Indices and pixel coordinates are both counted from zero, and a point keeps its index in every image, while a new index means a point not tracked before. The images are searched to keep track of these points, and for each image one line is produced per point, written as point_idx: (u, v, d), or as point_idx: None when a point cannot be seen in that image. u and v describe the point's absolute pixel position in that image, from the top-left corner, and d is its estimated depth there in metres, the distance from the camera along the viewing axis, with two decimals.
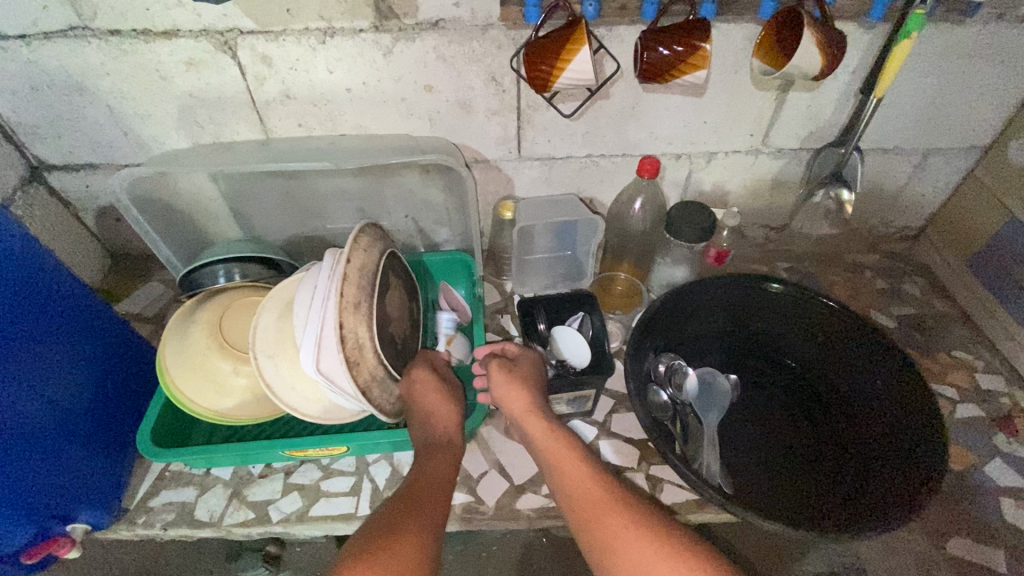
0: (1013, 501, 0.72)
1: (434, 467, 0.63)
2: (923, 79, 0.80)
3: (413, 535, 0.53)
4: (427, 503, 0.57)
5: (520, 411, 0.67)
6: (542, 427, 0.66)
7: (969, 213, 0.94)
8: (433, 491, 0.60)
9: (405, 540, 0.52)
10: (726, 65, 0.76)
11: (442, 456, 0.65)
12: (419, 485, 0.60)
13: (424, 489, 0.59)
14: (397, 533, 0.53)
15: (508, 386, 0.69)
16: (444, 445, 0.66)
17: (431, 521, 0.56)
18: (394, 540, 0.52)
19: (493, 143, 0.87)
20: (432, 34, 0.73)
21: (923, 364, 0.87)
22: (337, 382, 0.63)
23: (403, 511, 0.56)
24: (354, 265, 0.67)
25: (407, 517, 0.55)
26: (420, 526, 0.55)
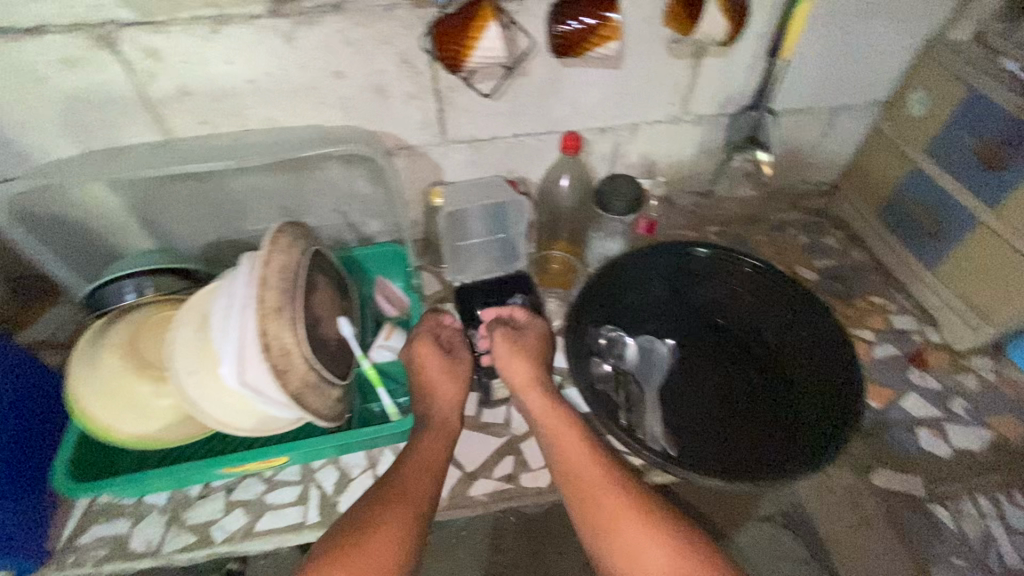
0: (927, 431, 0.78)
1: (430, 452, 0.63)
2: (826, 38, 0.83)
3: (400, 518, 0.55)
4: (420, 488, 0.59)
5: (520, 383, 0.69)
6: (540, 402, 0.68)
7: (874, 164, 0.99)
8: (428, 473, 0.61)
9: (393, 524, 0.55)
10: (640, 35, 0.76)
11: (439, 436, 0.66)
12: (417, 467, 0.61)
13: (421, 471, 0.61)
14: (388, 517, 0.55)
15: (512, 358, 0.71)
16: (445, 428, 0.67)
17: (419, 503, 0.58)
18: (384, 524, 0.55)
19: (415, 128, 0.84)
20: (334, 17, 0.69)
21: (844, 312, 0.92)
22: (266, 393, 0.60)
23: (393, 495, 0.58)
24: (273, 268, 0.64)
25: (397, 499, 0.57)
26: (409, 508, 0.57)
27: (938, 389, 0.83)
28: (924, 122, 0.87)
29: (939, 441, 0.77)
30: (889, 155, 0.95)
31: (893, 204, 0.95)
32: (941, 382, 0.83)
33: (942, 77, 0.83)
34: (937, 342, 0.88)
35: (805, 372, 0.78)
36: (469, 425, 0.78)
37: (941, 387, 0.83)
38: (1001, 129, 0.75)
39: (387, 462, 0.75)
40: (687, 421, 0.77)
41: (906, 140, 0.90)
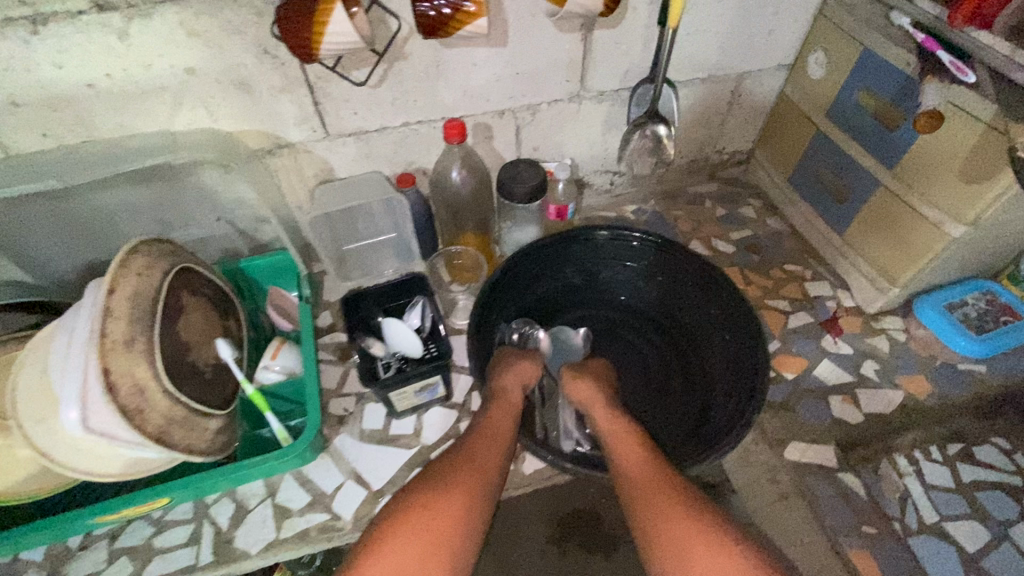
0: (840, 397, 0.78)
1: (495, 428, 0.62)
2: (720, 3, 0.79)
3: (456, 499, 0.54)
4: (478, 468, 0.57)
5: (591, 398, 0.68)
6: (606, 415, 0.65)
7: (783, 129, 0.97)
8: (496, 451, 0.60)
9: (447, 503, 0.53)
10: (521, 8, 0.71)
11: (510, 411, 0.65)
12: (484, 444, 0.60)
13: (485, 449, 0.60)
14: (440, 497, 0.53)
15: (583, 380, 0.70)
16: (510, 402, 0.65)
17: (476, 481, 0.56)
18: (437, 504, 0.53)
19: (292, 124, 0.77)
20: (172, 7, 0.61)
21: (760, 283, 0.91)
22: (120, 435, 0.54)
23: (450, 474, 0.56)
24: (121, 295, 0.57)
25: (455, 478, 0.56)
26: (467, 487, 0.55)
27: (851, 354, 0.83)
28: (824, 84, 0.86)
29: (851, 407, 0.77)
30: (795, 120, 0.93)
31: (802, 169, 0.94)
32: (853, 347, 0.84)
33: (838, 36, 0.81)
34: (850, 305, 0.88)
35: (716, 349, 0.77)
36: (375, 439, 0.74)
37: (854, 351, 0.83)
38: (894, 88, 0.74)
39: (288, 488, 0.70)
40: None
41: (810, 103, 0.89)
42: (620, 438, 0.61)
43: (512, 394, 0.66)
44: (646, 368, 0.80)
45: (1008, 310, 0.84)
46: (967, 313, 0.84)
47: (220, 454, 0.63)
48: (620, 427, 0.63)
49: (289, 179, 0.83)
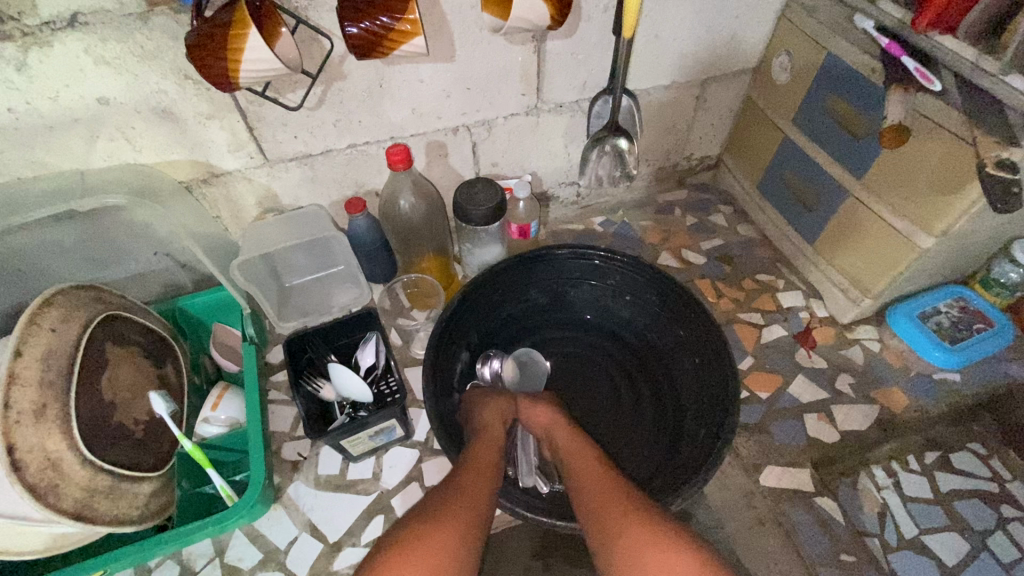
0: (815, 415, 0.76)
1: (483, 460, 0.58)
2: (679, 7, 0.75)
3: (444, 535, 0.48)
4: (467, 502, 0.52)
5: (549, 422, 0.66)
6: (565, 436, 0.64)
7: (750, 134, 0.94)
8: (484, 484, 0.55)
9: (434, 540, 0.47)
10: (466, 21, 0.66)
11: (495, 444, 0.61)
12: (471, 478, 0.55)
13: (473, 483, 0.55)
14: (424, 534, 0.48)
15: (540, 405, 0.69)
16: (493, 435, 0.63)
17: (467, 518, 0.50)
18: (423, 543, 0.47)
19: (227, 152, 0.71)
20: (74, 34, 0.55)
21: (732, 295, 0.89)
22: (34, 515, 0.50)
23: (439, 510, 0.51)
24: (31, 356, 0.52)
25: (443, 513, 0.50)
26: (455, 522, 0.49)
27: (825, 367, 0.81)
28: (789, 88, 0.83)
29: (826, 425, 0.75)
30: (762, 124, 0.90)
31: (771, 175, 0.92)
32: (828, 360, 0.81)
33: (801, 39, 0.78)
34: (824, 315, 0.86)
35: (686, 372, 0.74)
36: (332, 486, 0.69)
37: (829, 365, 0.81)
38: (859, 94, 0.71)
39: (237, 545, 0.65)
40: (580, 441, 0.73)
41: (777, 108, 0.86)
42: (580, 455, 0.60)
43: (496, 427, 0.64)
44: (616, 392, 0.77)
45: (981, 316, 0.83)
46: (941, 322, 0.83)
47: (157, 518, 0.59)
48: (579, 445, 0.61)
49: (229, 209, 0.78)
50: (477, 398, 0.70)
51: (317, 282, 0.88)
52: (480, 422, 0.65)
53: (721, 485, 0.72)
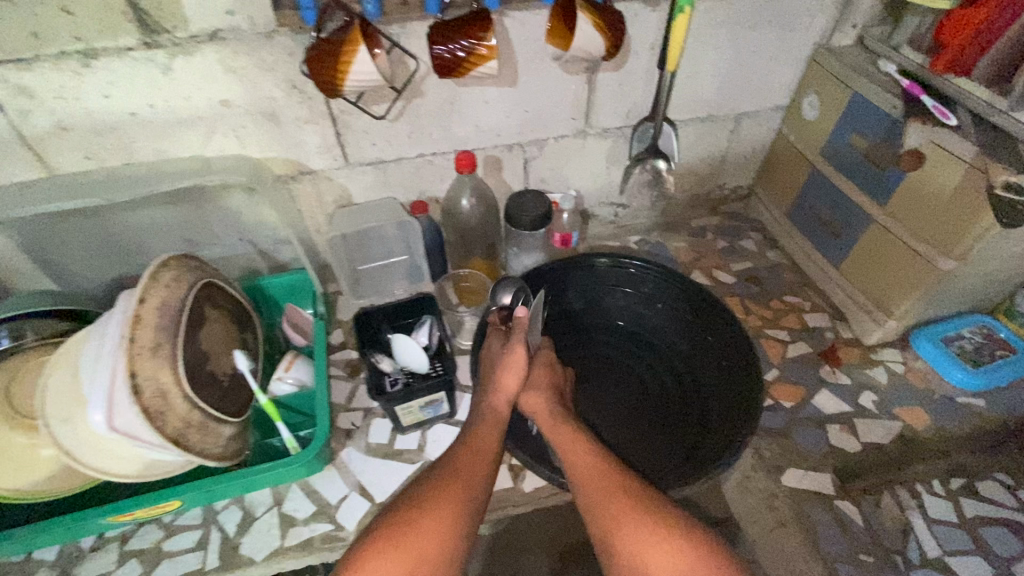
0: (838, 426, 0.79)
1: (480, 445, 0.62)
2: (716, 48, 0.85)
3: (435, 521, 0.54)
4: (461, 488, 0.57)
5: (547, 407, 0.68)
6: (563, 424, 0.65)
7: (781, 167, 1.01)
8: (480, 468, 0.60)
9: (426, 527, 0.53)
10: (530, 51, 0.77)
11: (495, 426, 0.65)
12: (467, 462, 0.60)
13: (462, 468, 0.59)
14: (419, 522, 0.53)
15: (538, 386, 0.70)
16: (495, 417, 0.66)
17: (462, 502, 0.56)
18: (416, 530, 0.53)
19: (316, 153, 0.82)
20: (213, 47, 0.68)
21: (759, 313, 0.94)
22: (141, 436, 0.58)
23: (433, 494, 0.56)
24: (151, 304, 0.62)
25: (429, 502, 0.55)
26: (448, 507, 0.55)
27: (848, 383, 0.84)
28: (817, 125, 0.90)
29: (849, 436, 0.78)
30: (791, 157, 0.98)
31: (799, 204, 0.98)
32: (852, 377, 0.85)
33: (829, 81, 0.86)
34: (848, 336, 0.90)
35: (711, 376, 0.78)
36: (380, 453, 0.76)
37: (853, 382, 0.84)
38: (880, 128, 0.79)
39: (293, 498, 0.72)
40: (611, 431, 0.76)
41: (806, 142, 0.93)
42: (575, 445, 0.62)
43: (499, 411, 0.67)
44: (644, 391, 0.80)
45: (1003, 344, 0.86)
46: (963, 346, 0.86)
47: (232, 461, 0.66)
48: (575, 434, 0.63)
49: (309, 203, 0.89)
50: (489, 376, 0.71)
51: (382, 268, 0.97)
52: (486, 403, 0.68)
53: None
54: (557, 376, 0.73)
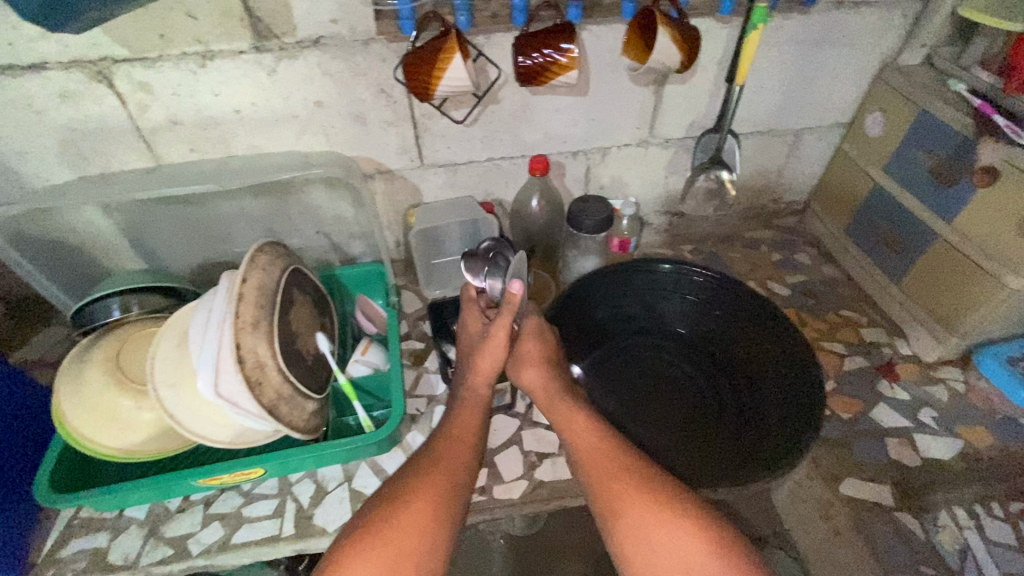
0: (896, 440, 0.79)
1: (458, 431, 0.64)
2: (783, 65, 0.87)
3: (418, 512, 0.55)
4: (442, 478, 0.58)
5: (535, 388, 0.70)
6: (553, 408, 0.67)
7: (840, 182, 1.02)
8: (459, 455, 0.62)
9: (411, 519, 0.54)
10: (604, 63, 0.81)
11: (474, 409, 0.67)
12: (446, 452, 0.62)
13: (444, 460, 0.60)
14: (402, 514, 0.54)
15: (523, 366, 0.71)
16: (473, 401, 0.68)
17: (444, 491, 0.57)
18: (401, 522, 0.54)
19: (394, 153, 0.88)
20: (315, 52, 0.74)
21: (815, 326, 0.94)
22: (240, 404, 0.63)
23: (414, 485, 0.57)
24: (251, 285, 0.67)
25: (412, 496, 0.56)
26: (431, 497, 0.56)
27: (907, 399, 0.84)
28: (882, 142, 0.91)
29: (908, 450, 0.78)
30: (853, 173, 0.98)
31: (859, 220, 0.99)
32: (910, 393, 0.85)
33: (896, 99, 0.87)
34: (907, 353, 0.90)
35: (770, 384, 0.79)
36: None
37: (912, 398, 0.84)
38: (949, 146, 0.80)
39: (362, 475, 0.76)
40: (667, 435, 0.78)
41: (868, 158, 0.94)
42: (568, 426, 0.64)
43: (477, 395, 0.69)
44: (700, 398, 0.82)
45: None
46: None
47: (313, 434, 0.71)
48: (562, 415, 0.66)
49: (383, 201, 0.94)
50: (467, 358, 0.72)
51: (451, 262, 1.01)
52: (465, 387, 0.70)
53: None
54: (548, 346, 0.73)
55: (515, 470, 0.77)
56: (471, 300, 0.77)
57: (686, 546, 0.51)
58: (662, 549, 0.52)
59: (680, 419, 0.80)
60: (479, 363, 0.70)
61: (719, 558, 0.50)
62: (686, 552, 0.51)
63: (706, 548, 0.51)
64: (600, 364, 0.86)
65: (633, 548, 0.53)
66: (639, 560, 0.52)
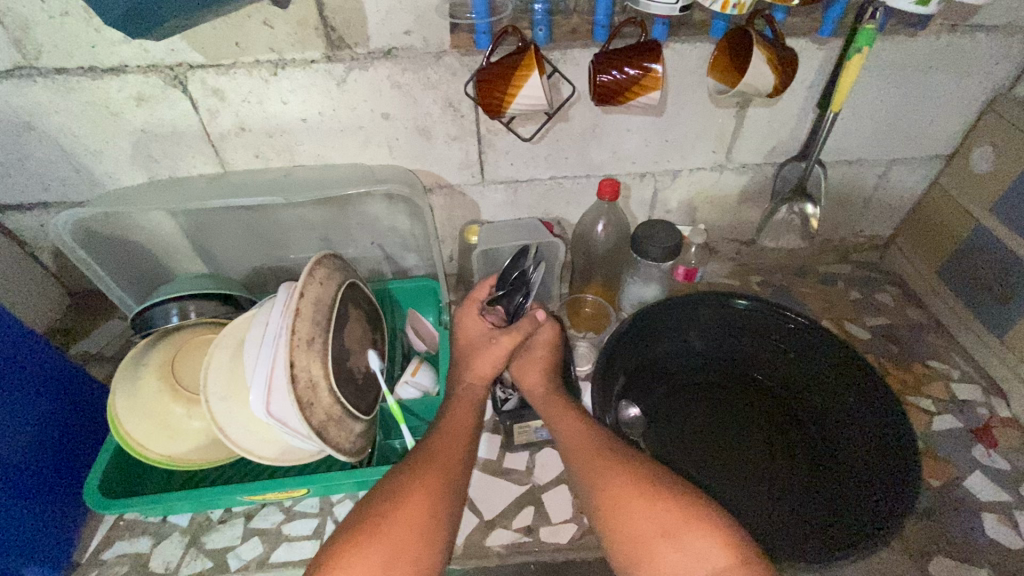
0: (995, 516, 0.70)
1: (458, 426, 0.62)
2: (882, 91, 0.80)
3: (414, 504, 0.53)
4: (440, 470, 0.56)
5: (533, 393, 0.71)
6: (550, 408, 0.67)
7: (934, 219, 0.93)
8: (457, 444, 0.60)
9: (404, 512, 0.52)
10: (685, 83, 0.76)
11: (470, 404, 0.66)
12: (442, 444, 0.60)
13: (442, 452, 0.59)
14: (397, 506, 0.52)
15: (527, 368, 0.73)
16: (469, 395, 0.68)
17: (444, 485, 0.55)
18: (395, 515, 0.51)
19: (456, 168, 0.85)
20: (386, 63, 0.72)
21: (898, 375, 0.86)
22: (290, 423, 0.61)
23: (409, 477, 0.55)
24: (308, 299, 0.64)
25: (407, 488, 0.54)
26: (428, 490, 0.54)
27: (1008, 469, 0.75)
28: (990, 179, 0.83)
29: (1009, 529, 0.69)
30: (952, 211, 0.90)
31: (956, 264, 0.90)
32: (1011, 463, 0.75)
33: (1012, 133, 0.79)
34: (1007, 416, 0.81)
35: (853, 443, 0.72)
36: (489, 470, 0.76)
37: (1013, 468, 0.75)
38: None
39: None
40: (733, 486, 0.71)
41: (971, 196, 0.86)
42: (561, 424, 0.64)
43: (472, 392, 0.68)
44: (770, 447, 0.75)
45: None
46: None
47: (359, 457, 0.68)
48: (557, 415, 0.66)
49: (440, 215, 0.92)
50: (463, 357, 0.72)
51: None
52: (462, 385, 0.69)
53: (876, 567, 0.67)
54: (557, 355, 0.75)
55: (564, 512, 0.72)
56: (476, 301, 0.75)
57: (662, 513, 0.51)
58: (642, 519, 0.51)
59: (744, 465, 0.74)
60: (477, 363, 0.70)
61: (695, 523, 0.49)
62: (661, 520, 0.50)
63: (679, 513, 0.50)
64: (659, 401, 0.80)
65: (615, 529, 0.52)
66: (620, 539, 0.52)
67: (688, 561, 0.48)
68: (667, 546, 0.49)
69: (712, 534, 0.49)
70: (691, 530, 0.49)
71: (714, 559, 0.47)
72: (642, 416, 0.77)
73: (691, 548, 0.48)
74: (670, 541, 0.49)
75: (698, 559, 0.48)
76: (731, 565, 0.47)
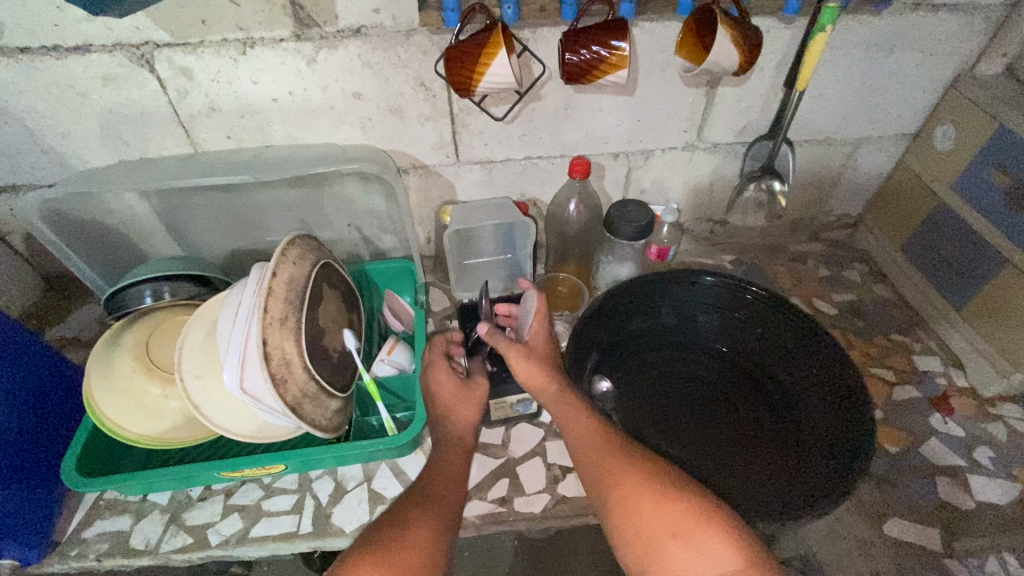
0: (948, 479, 0.74)
1: (445, 472, 0.63)
2: (846, 72, 0.82)
3: (419, 545, 0.52)
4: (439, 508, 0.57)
5: (537, 384, 0.67)
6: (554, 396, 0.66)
7: (901, 197, 0.96)
8: (447, 503, 0.58)
9: (413, 540, 0.52)
10: (654, 62, 0.77)
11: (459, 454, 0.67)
12: (430, 487, 0.60)
13: (441, 496, 0.59)
14: (408, 537, 0.52)
15: (528, 364, 0.68)
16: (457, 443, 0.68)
17: (439, 517, 0.56)
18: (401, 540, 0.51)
19: (430, 148, 0.85)
20: (356, 42, 0.72)
21: (862, 349, 0.89)
22: (264, 399, 0.62)
23: (412, 511, 0.56)
24: (281, 279, 0.64)
25: (415, 522, 0.54)
26: (428, 524, 0.54)
27: (962, 435, 0.78)
28: (951, 157, 0.85)
29: (960, 491, 0.72)
30: (917, 188, 0.92)
31: (920, 240, 0.92)
32: (964, 429, 0.79)
33: (972, 112, 0.81)
34: (964, 386, 0.84)
35: (813, 412, 0.74)
36: None
37: (966, 434, 0.78)
38: None
39: (382, 476, 0.75)
40: (700, 455, 0.74)
41: (932, 174, 0.89)
42: (566, 416, 0.64)
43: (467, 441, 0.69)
44: (737, 419, 0.78)
45: None
46: None
47: (336, 433, 0.70)
48: (560, 406, 0.65)
49: (416, 196, 0.93)
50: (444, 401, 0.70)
51: (484, 262, 0.98)
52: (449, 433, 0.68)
53: (836, 530, 0.71)
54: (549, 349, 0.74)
55: (538, 483, 0.74)
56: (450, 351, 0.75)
57: (671, 514, 0.51)
58: (651, 516, 0.51)
59: (711, 436, 0.76)
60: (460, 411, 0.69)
61: (704, 526, 0.49)
62: (674, 519, 0.50)
63: (688, 514, 0.50)
64: (629, 377, 0.82)
65: (624, 523, 0.52)
66: (630, 537, 0.52)
67: (696, 563, 0.48)
68: (677, 545, 0.49)
69: (722, 537, 0.48)
70: (700, 531, 0.49)
71: (724, 561, 0.47)
72: (612, 391, 0.78)
73: (702, 548, 0.48)
74: (681, 541, 0.49)
75: (707, 560, 0.47)
76: (740, 569, 0.47)
